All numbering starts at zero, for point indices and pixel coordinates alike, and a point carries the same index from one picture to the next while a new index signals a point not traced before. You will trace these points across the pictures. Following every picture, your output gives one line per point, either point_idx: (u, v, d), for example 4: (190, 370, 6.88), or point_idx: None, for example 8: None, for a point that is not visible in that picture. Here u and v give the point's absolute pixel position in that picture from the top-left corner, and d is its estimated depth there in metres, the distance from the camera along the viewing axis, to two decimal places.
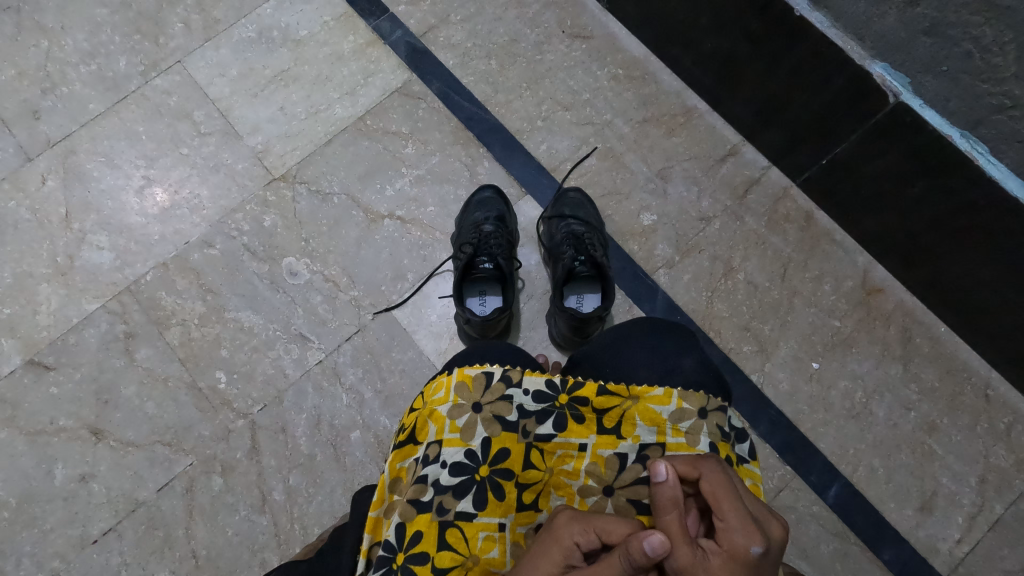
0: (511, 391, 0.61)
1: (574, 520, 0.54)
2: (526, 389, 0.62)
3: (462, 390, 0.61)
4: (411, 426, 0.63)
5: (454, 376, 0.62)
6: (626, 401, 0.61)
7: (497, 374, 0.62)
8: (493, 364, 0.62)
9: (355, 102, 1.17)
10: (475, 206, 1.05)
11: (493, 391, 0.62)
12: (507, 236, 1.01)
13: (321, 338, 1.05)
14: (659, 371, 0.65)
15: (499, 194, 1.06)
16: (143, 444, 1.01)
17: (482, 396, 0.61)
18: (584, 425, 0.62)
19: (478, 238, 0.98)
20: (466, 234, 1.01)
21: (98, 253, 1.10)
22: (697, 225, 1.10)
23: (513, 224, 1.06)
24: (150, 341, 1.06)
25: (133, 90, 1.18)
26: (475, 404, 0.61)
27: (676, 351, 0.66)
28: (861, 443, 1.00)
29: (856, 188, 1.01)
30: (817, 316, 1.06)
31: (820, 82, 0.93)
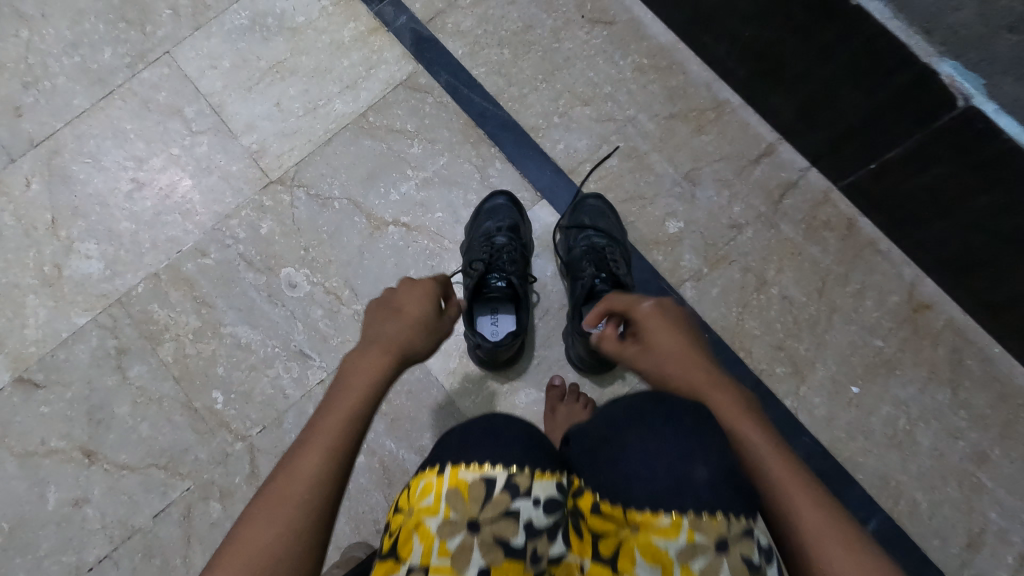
0: (518, 504, 0.43)
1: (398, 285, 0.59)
2: (537, 498, 0.44)
3: (455, 500, 0.43)
4: (394, 537, 0.44)
5: (443, 476, 0.44)
6: (625, 528, 0.44)
7: (499, 480, 0.43)
8: (495, 465, 0.44)
9: (356, 96, 1.08)
10: (487, 214, 0.96)
11: (494, 503, 0.43)
12: (521, 248, 0.93)
13: (322, 356, 0.99)
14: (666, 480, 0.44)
15: (514, 201, 0.98)
16: (137, 467, 0.96)
17: (479, 510, 0.43)
18: (583, 545, 0.45)
19: (489, 253, 0.90)
20: (475, 247, 0.92)
21: (86, 262, 1.03)
22: (728, 233, 1.01)
23: (528, 235, 0.97)
24: (142, 358, 1.00)
25: (119, 85, 1.09)
26: (470, 520, 0.43)
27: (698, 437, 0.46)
28: (903, 475, 0.93)
29: (910, 197, 0.91)
30: (858, 335, 0.97)
31: (878, 78, 0.82)
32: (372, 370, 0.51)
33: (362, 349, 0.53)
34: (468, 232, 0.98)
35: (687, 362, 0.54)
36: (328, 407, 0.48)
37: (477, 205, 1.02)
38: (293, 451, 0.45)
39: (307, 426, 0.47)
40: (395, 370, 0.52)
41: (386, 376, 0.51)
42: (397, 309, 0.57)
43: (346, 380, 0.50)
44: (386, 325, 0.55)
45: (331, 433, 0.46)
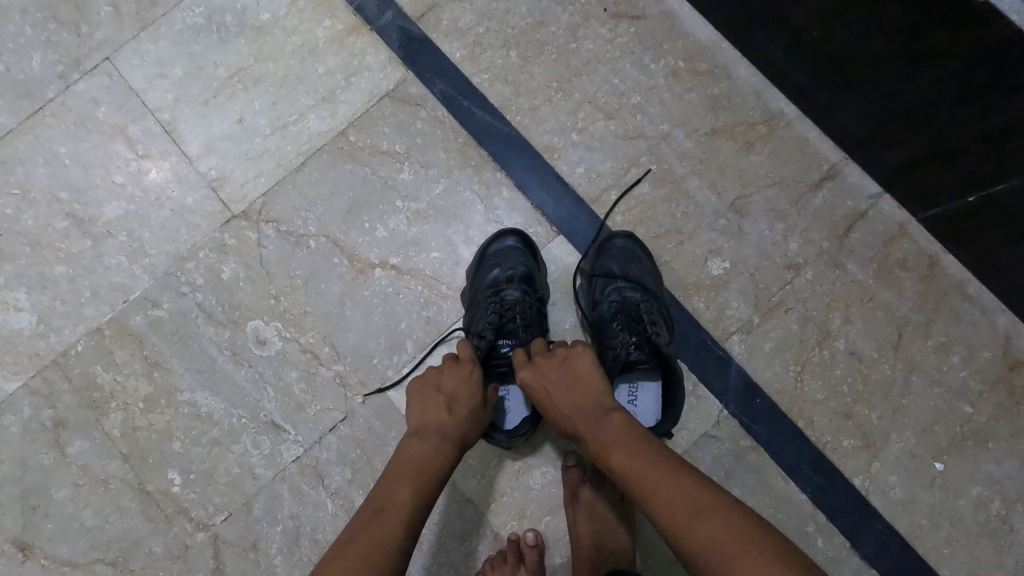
0: None
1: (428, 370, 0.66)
2: None
3: None
4: None
5: None
6: None
7: None
8: None
9: (334, 110, 0.90)
10: (494, 260, 0.81)
11: None
12: (536, 306, 0.78)
13: (297, 428, 0.83)
14: None
15: (526, 243, 0.82)
16: (80, 564, 0.81)
17: None
18: None
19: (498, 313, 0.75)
20: (483, 304, 0.77)
21: (16, 315, 0.87)
22: (783, 275, 0.84)
23: (545, 285, 0.82)
24: (84, 432, 0.84)
25: (52, 99, 0.91)
26: None
27: None
28: (999, 571, 0.77)
29: (1015, 240, 0.74)
30: (942, 399, 0.81)
31: (1001, 93, 0.64)
32: (422, 466, 0.57)
33: (419, 432, 0.60)
34: (471, 279, 0.83)
35: (558, 404, 0.60)
36: (388, 498, 0.55)
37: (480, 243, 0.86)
38: (337, 557, 0.50)
39: (350, 538, 0.52)
40: (439, 475, 0.58)
41: (423, 493, 0.56)
42: (448, 394, 0.63)
43: (391, 491, 0.55)
44: (445, 415, 0.61)
45: (373, 547, 0.50)
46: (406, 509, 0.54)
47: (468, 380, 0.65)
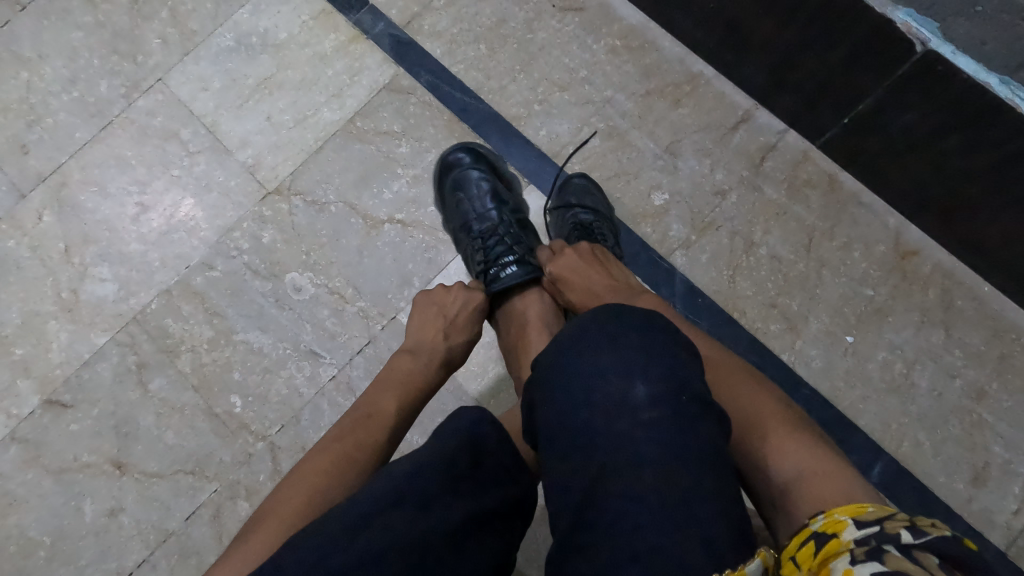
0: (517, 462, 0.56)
1: (435, 300, 0.84)
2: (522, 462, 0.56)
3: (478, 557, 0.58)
4: None
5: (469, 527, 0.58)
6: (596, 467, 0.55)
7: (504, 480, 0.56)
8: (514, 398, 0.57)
9: (343, 104, 1.12)
10: (457, 194, 1.00)
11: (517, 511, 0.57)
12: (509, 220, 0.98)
13: (332, 354, 1.03)
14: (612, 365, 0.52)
15: (476, 163, 1.02)
16: (166, 474, 1.01)
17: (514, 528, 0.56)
18: None
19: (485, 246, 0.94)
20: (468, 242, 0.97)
21: (101, 285, 1.08)
22: (712, 200, 1.04)
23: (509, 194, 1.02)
24: (162, 371, 1.04)
25: (117, 115, 1.14)
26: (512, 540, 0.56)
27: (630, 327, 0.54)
28: (905, 417, 0.95)
29: (883, 148, 0.94)
30: (847, 286, 1.00)
31: (837, 36, 0.86)
32: (412, 380, 0.74)
33: (414, 350, 0.78)
34: (444, 212, 1.03)
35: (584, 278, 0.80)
36: (378, 405, 0.70)
37: (437, 178, 1.03)
38: (329, 446, 0.64)
39: (343, 433, 0.66)
40: (425, 388, 0.75)
41: (406, 402, 0.72)
42: (448, 318, 0.82)
43: (380, 400, 0.70)
44: (440, 342, 0.80)
45: (357, 444, 0.64)
46: (390, 415, 0.69)
47: (468, 315, 0.84)
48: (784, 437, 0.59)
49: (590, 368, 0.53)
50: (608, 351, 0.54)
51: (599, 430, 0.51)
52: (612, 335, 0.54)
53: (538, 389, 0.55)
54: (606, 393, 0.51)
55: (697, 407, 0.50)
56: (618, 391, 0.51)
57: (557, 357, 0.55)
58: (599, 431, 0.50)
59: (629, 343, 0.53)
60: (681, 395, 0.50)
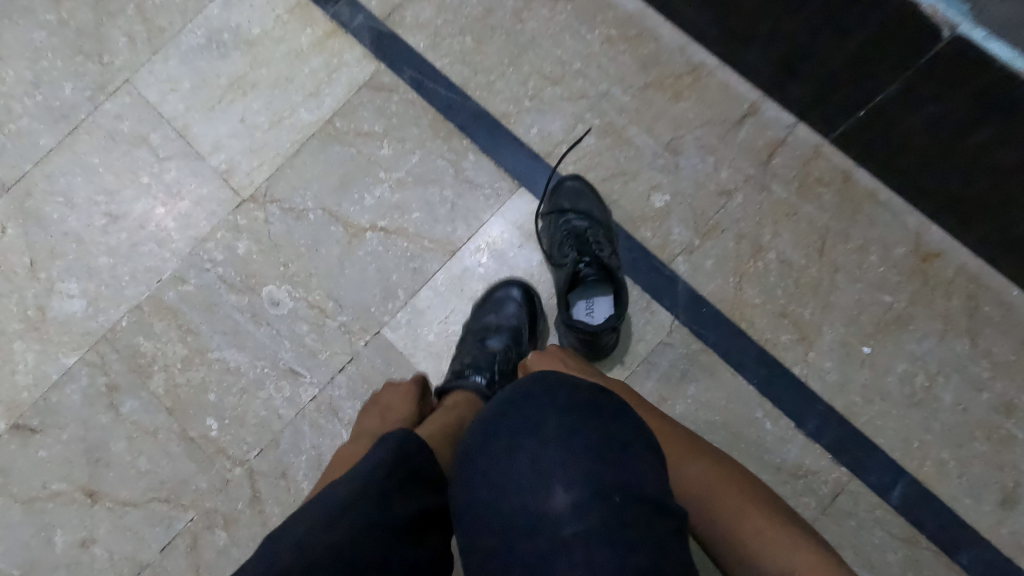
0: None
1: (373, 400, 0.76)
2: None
3: None
4: None
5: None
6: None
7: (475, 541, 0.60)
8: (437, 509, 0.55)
9: (320, 103, 1.05)
10: (491, 309, 0.92)
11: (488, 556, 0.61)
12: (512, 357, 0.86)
13: (312, 372, 0.97)
14: (529, 463, 0.50)
15: (528, 297, 0.93)
16: (139, 502, 0.95)
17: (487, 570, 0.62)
18: None
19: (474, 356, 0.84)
20: (468, 347, 0.88)
21: (69, 301, 1.02)
22: (716, 201, 0.97)
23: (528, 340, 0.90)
24: (134, 392, 0.99)
25: (83, 120, 1.07)
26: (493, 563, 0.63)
27: (539, 413, 0.52)
28: (927, 434, 0.88)
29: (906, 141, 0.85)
30: (864, 292, 0.92)
31: (855, 19, 0.77)
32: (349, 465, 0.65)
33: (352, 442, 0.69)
34: (474, 312, 0.94)
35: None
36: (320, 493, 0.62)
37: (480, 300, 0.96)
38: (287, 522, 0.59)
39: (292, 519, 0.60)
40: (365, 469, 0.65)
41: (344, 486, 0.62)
42: (381, 412, 0.72)
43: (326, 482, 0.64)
44: (376, 430, 0.68)
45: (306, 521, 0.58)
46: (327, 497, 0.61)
47: (405, 400, 0.73)
48: (768, 525, 0.54)
49: (505, 468, 0.50)
50: (523, 444, 0.51)
51: (515, 541, 0.47)
52: (525, 422, 0.52)
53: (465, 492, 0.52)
54: (524, 498, 0.48)
55: (631, 507, 0.46)
56: (537, 495, 0.48)
57: (476, 448, 0.52)
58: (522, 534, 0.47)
59: (547, 431, 0.51)
60: (612, 495, 0.46)
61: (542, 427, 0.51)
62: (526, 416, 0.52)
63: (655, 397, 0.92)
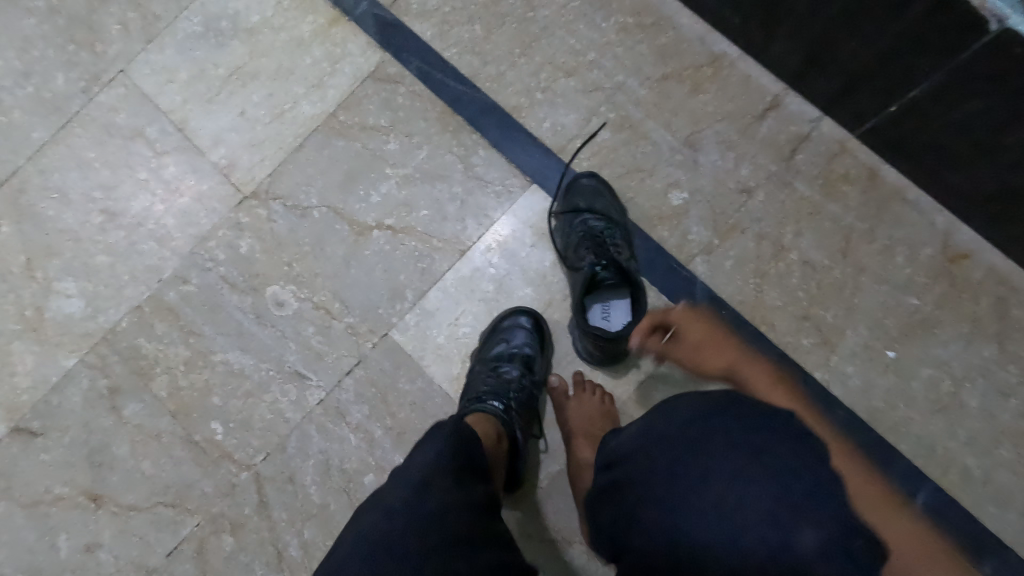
0: None
1: None
2: None
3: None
4: None
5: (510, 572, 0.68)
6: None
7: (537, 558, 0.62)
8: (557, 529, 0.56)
9: (323, 95, 1.01)
10: (503, 336, 0.89)
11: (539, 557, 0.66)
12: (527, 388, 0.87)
13: (318, 375, 0.94)
14: (739, 499, 0.43)
15: (537, 323, 0.90)
16: (144, 507, 0.93)
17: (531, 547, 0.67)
18: None
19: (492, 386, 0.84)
20: (480, 378, 0.87)
21: (67, 301, 0.99)
22: (737, 199, 0.93)
23: (543, 368, 0.91)
24: (136, 395, 0.96)
25: (77, 112, 1.03)
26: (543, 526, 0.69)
27: (741, 435, 0.45)
28: (952, 441, 0.86)
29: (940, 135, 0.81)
30: (889, 295, 0.89)
31: (890, 9, 0.73)
32: None
33: None
34: (481, 344, 0.92)
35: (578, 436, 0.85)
36: None
37: (490, 322, 0.93)
38: None
39: None
40: None
41: None
42: None
43: None
44: None
45: None
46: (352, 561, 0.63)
47: None
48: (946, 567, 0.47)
49: (713, 500, 0.44)
50: (728, 474, 0.44)
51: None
52: (728, 445, 0.45)
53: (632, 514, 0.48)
54: (746, 540, 0.42)
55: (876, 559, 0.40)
56: (765, 538, 0.41)
57: (666, 472, 0.47)
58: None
59: (759, 457, 0.44)
60: (854, 540, 0.40)
61: (736, 454, 0.44)
62: (698, 438, 0.46)
63: None
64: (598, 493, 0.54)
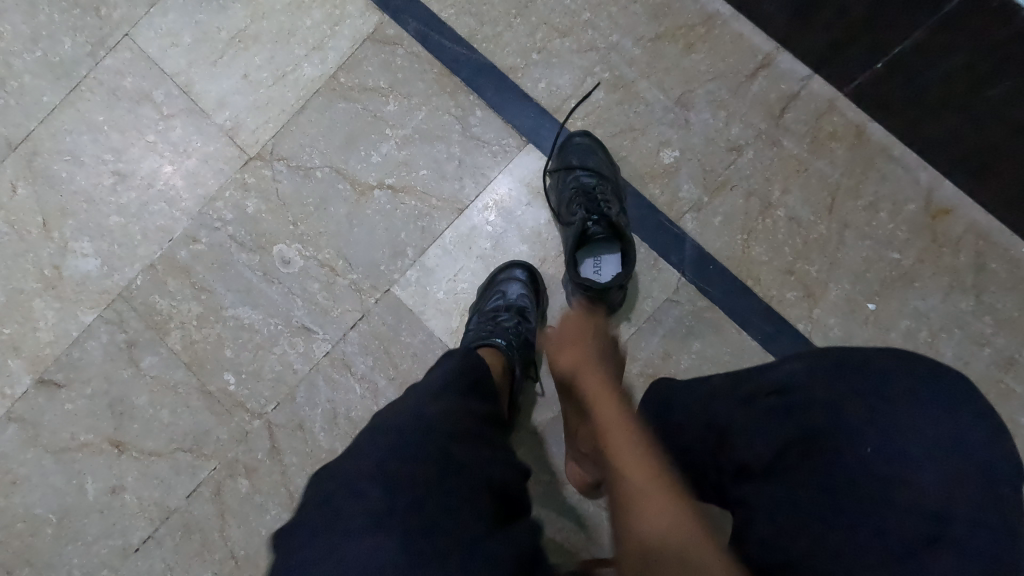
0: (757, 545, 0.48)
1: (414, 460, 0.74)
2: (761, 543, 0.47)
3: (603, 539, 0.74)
4: None
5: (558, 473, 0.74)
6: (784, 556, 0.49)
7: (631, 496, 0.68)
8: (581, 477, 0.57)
9: (324, 58, 1.03)
10: (500, 287, 0.93)
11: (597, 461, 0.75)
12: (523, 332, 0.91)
13: (324, 329, 0.99)
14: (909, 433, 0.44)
15: (531, 275, 0.94)
16: (164, 452, 0.99)
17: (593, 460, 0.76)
18: None
19: (487, 330, 0.88)
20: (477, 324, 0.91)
21: (83, 260, 1.04)
22: (726, 157, 0.96)
23: (538, 317, 0.94)
24: (152, 348, 1.01)
25: (85, 76, 1.06)
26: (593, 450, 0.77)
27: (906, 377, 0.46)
28: None
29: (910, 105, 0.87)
30: (872, 249, 0.92)
31: None
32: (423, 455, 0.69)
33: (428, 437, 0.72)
34: (477, 298, 0.96)
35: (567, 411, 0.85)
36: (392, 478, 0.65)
37: (489, 274, 0.97)
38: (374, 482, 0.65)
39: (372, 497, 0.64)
40: None
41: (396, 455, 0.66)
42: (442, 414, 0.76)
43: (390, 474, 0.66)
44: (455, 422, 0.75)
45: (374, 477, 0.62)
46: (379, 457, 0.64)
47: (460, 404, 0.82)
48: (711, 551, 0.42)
49: (878, 434, 0.45)
50: (905, 414, 0.45)
51: (892, 510, 0.43)
52: (897, 384, 0.46)
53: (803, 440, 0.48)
54: (909, 471, 0.43)
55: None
56: (933, 469, 0.43)
57: (824, 412, 0.47)
58: (893, 509, 0.43)
59: (929, 397, 0.45)
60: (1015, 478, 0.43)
61: (895, 390, 0.46)
62: (863, 386, 0.47)
63: (660, 352, 0.93)
64: (746, 416, 0.52)
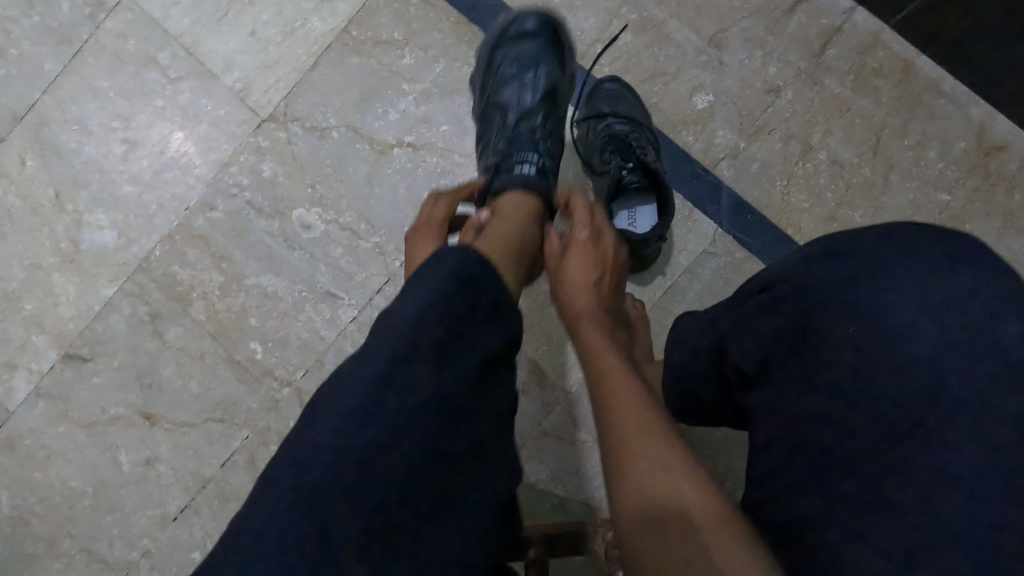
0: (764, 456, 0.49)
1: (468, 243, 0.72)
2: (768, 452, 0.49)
3: None
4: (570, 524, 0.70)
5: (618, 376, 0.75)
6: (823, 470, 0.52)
7: None
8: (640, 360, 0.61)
9: (334, 10, 0.98)
10: (514, 82, 0.85)
11: None
12: (552, 127, 0.84)
13: (350, 294, 0.97)
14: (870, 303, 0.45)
15: (547, 40, 0.87)
16: (195, 423, 0.99)
17: None
18: None
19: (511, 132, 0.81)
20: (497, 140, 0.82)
21: (99, 233, 1.01)
22: (764, 99, 0.90)
23: (561, 97, 0.87)
24: (176, 320, 1.00)
25: (86, 40, 1.01)
26: None
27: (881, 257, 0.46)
28: None
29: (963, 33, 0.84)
30: (920, 192, 0.88)
31: None
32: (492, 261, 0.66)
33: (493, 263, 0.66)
34: (482, 81, 0.88)
35: (581, 297, 0.67)
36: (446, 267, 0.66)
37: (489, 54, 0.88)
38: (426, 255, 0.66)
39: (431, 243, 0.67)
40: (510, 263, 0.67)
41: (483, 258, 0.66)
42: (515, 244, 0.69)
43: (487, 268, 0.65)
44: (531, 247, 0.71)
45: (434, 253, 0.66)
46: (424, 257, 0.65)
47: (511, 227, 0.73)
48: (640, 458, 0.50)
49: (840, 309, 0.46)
50: (869, 287, 0.45)
51: (851, 384, 0.43)
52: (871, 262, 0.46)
53: (903, 380, 0.41)
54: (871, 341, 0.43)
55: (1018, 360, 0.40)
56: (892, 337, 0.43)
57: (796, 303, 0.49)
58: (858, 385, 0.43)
59: (890, 273, 0.45)
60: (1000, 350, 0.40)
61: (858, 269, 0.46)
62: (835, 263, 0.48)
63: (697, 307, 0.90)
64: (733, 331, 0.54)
